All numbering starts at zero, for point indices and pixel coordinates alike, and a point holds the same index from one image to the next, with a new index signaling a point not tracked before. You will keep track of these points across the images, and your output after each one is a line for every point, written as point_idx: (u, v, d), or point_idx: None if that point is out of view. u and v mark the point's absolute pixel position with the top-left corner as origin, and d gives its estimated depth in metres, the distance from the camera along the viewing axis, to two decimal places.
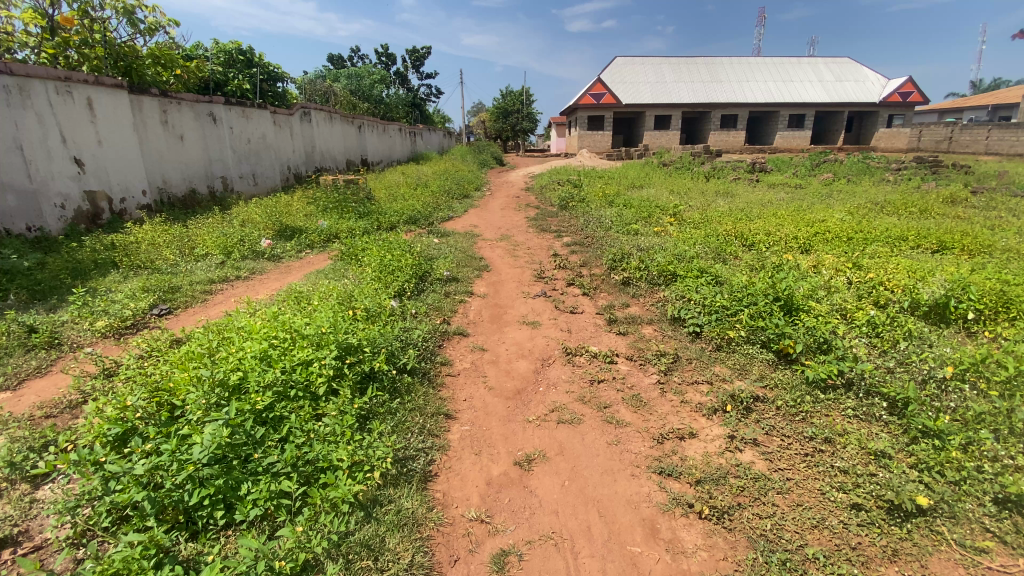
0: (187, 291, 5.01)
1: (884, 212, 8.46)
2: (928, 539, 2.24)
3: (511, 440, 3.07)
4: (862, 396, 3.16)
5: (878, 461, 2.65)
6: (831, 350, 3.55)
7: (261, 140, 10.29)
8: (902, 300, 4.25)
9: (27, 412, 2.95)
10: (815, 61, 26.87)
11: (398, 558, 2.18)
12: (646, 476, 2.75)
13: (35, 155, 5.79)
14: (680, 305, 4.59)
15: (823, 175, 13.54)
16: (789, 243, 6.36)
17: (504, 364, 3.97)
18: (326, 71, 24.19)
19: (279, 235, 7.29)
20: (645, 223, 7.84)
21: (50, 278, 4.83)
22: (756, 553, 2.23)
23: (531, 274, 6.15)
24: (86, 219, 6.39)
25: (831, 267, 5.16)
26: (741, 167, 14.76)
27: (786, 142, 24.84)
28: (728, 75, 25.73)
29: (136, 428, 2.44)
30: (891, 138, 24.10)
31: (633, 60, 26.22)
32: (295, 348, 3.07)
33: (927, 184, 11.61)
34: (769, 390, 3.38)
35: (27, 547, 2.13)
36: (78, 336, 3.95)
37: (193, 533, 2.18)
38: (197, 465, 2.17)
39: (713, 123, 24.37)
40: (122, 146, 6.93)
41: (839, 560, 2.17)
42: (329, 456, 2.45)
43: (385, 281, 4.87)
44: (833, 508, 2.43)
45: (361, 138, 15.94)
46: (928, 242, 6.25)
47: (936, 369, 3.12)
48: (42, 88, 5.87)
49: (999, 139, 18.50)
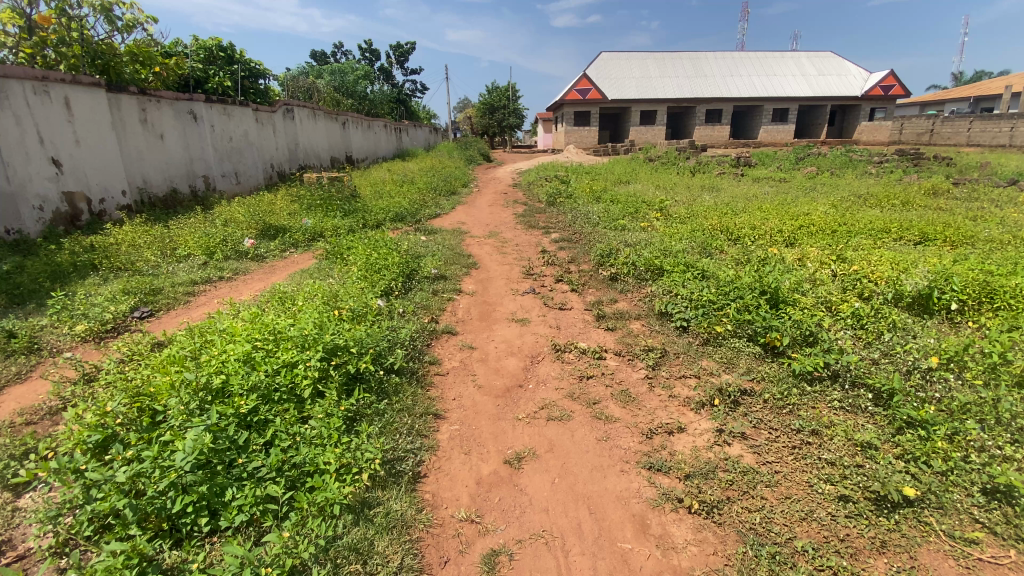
0: (169, 293, 4.91)
1: (867, 205, 8.59)
2: (917, 530, 2.28)
3: (501, 438, 3.05)
4: (848, 388, 3.20)
5: (865, 452, 2.69)
6: (817, 343, 3.60)
7: (244, 138, 10.09)
8: (886, 292, 4.30)
9: (7, 419, 2.85)
10: (798, 55, 27.13)
11: (388, 561, 2.15)
12: (635, 471, 2.75)
13: (13, 157, 5.61)
14: (667, 299, 4.61)
15: (808, 168, 13.70)
16: (774, 237, 6.44)
17: (493, 362, 3.95)
18: (308, 68, 23.73)
19: (263, 234, 7.16)
20: (633, 218, 7.86)
21: (29, 281, 4.69)
22: (746, 547, 2.24)
23: (520, 271, 6.13)
24: (65, 221, 6.21)
25: (816, 260, 5.22)
26: (727, 161, 14.88)
27: (770, 136, 25.22)
28: (713, 70, 25.89)
29: (117, 435, 2.37)
30: (873, 132, 25.09)
31: (619, 56, 26.25)
32: (279, 350, 3.01)
33: (908, 177, 11.80)
34: (756, 383, 3.41)
35: (10, 556, 2.06)
36: (57, 340, 3.82)
37: (177, 541, 2.11)
38: (180, 472, 2.11)
39: (699, 118, 24.56)
40: (101, 146, 6.75)
41: (828, 552, 2.19)
42: (315, 459, 2.39)
43: (371, 280, 4.81)
44: (820, 500, 2.45)
45: (346, 136, 15.77)
46: (911, 234, 6.35)
47: (920, 360, 3.18)
48: (19, 88, 5.70)
49: (981, 130, 19.10)
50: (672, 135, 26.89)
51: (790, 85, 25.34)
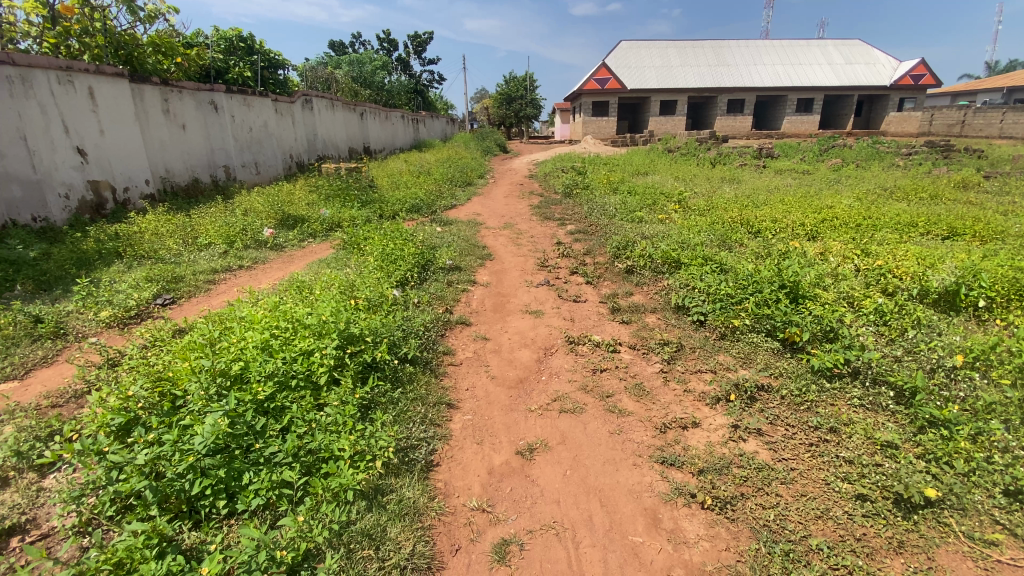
0: (190, 281, 5.03)
1: (894, 198, 8.32)
2: (936, 531, 2.22)
3: (514, 429, 3.06)
4: (868, 385, 3.14)
5: (885, 451, 2.63)
6: (838, 339, 3.52)
7: (263, 128, 10.21)
8: (911, 288, 4.17)
9: (34, 402, 2.94)
10: (825, 43, 26.31)
11: (400, 547, 2.18)
12: (648, 465, 2.73)
13: (38, 146, 5.77)
14: (684, 293, 4.54)
15: (833, 160, 13.33)
16: (796, 230, 6.28)
17: (507, 353, 3.95)
18: (326, 58, 23.84)
19: (282, 224, 7.26)
20: (650, 210, 7.75)
21: (55, 268, 4.84)
22: (759, 543, 2.21)
23: (534, 262, 6.11)
24: (90, 209, 6.39)
25: (839, 254, 5.09)
26: (749, 152, 14.55)
27: (794, 127, 24.51)
28: (735, 59, 25.24)
29: (139, 418, 2.45)
30: (902, 122, 24.13)
31: (638, 44, 25.76)
32: (296, 338, 3.06)
33: (938, 169, 11.40)
34: (773, 379, 3.35)
35: (35, 535, 2.13)
36: (83, 326, 3.95)
37: (196, 522, 2.16)
38: (199, 455, 2.16)
39: (720, 108, 24.02)
40: (125, 136, 6.90)
41: (844, 551, 2.14)
42: (330, 446, 2.43)
43: (387, 270, 4.85)
44: (837, 499, 2.40)
45: (364, 126, 15.80)
46: (938, 228, 6.13)
47: (945, 358, 3.09)
48: (44, 78, 5.83)
49: (1014, 122, 18.35)
50: (692, 126, 26.27)
51: (816, 74, 24.60)
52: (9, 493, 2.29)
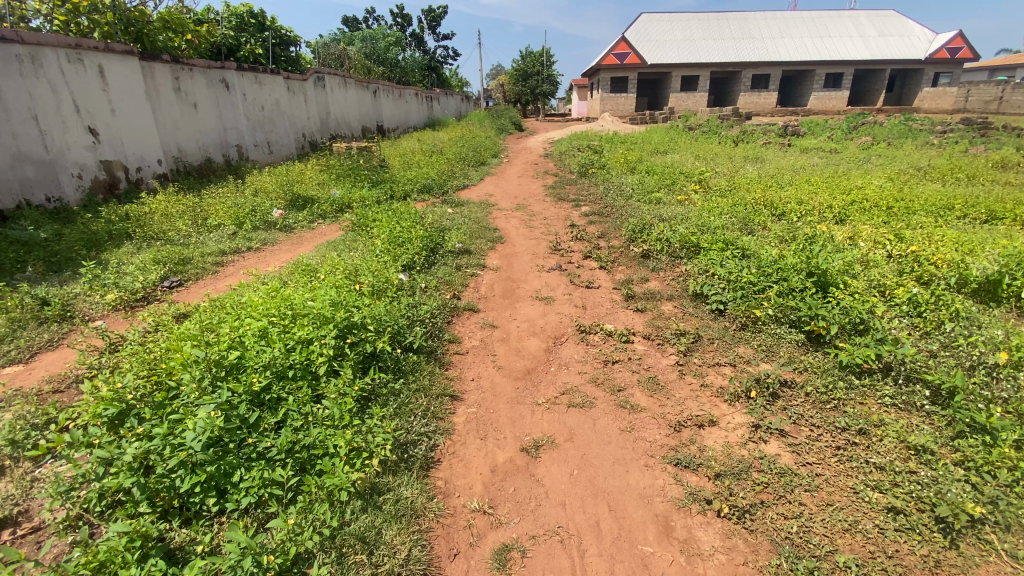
0: (198, 262, 4.97)
1: (928, 178, 7.83)
2: (975, 549, 2.04)
3: (518, 424, 2.92)
4: (901, 383, 2.92)
5: (919, 458, 2.43)
6: (869, 332, 3.29)
7: (275, 106, 10.04)
8: (948, 276, 3.87)
9: (35, 387, 2.90)
10: (856, 13, 24.90)
11: (394, 552, 2.07)
12: (660, 467, 2.57)
13: (51, 126, 5.70)
14: (704, 280, 4.30)
15: (862, 138, 12.66)
16: (823, 213, 5.93)
17: (514, 342, 3.80)
18: (338, 36, 23.37)
19: (291, 205, 7.15)
20: (669, 190, 7.44)
21: (65, 249, 4.81)
22: (780, 558, 2.05)
23: (546, 245, 5.90)
24: (103, 189, 6.36)
25: (869, 239, 4.77)
26: (774, 130, 13.90)
27: (820, 104, 23.19)
28: (761, 31, 24.06)
29: (132, 408, 2.36)
30: (936, 99, 22.76)
31: (660, 17, 24.73)
32: (295, 326, 2.94)
33: (974, 148, 10.76)
34: (797, 374, 3.14)
35: (25, 528, 2.08)
36: (90, 308, 3.90)
37: (186, 519, 2.10)
38: (191, 451, 2.07)
39: (744, 84, 22.99)
40: (136, 115, 6.81)
41: (874, 570, 1.97)
42: (325, 441, 2.34)
43: (394, 254, 4.71)
44: (867, 510, 2.22)
45: (377, 104, 15.51)
46: (977, 212, 5.72)
47: (987, 355, 2.86)
48: (53, 56, 5.72)
49: None
50: (714, 102, 25.03)
51: (846, 47, 23.38)
52: (4, 484, 2.25)
